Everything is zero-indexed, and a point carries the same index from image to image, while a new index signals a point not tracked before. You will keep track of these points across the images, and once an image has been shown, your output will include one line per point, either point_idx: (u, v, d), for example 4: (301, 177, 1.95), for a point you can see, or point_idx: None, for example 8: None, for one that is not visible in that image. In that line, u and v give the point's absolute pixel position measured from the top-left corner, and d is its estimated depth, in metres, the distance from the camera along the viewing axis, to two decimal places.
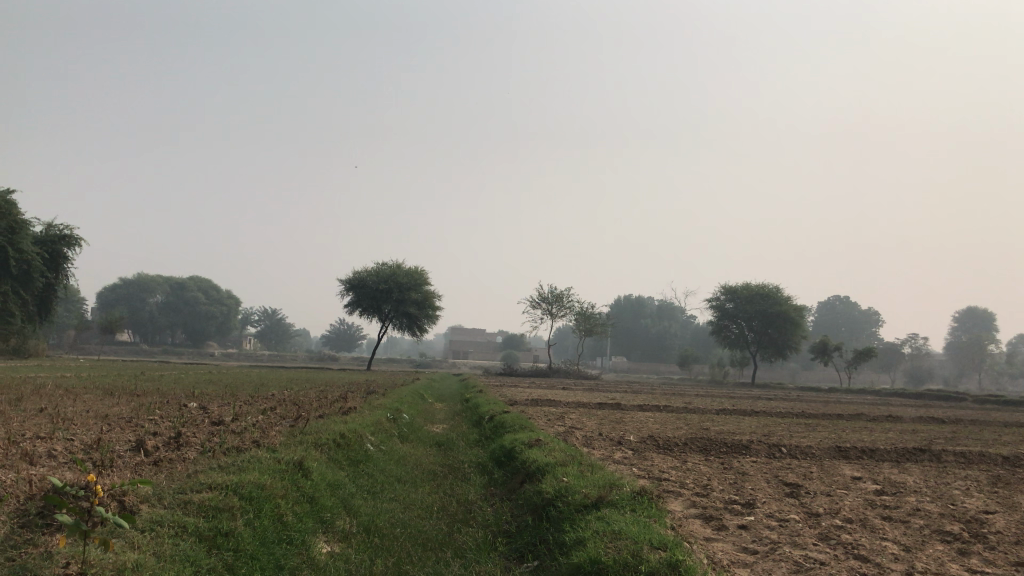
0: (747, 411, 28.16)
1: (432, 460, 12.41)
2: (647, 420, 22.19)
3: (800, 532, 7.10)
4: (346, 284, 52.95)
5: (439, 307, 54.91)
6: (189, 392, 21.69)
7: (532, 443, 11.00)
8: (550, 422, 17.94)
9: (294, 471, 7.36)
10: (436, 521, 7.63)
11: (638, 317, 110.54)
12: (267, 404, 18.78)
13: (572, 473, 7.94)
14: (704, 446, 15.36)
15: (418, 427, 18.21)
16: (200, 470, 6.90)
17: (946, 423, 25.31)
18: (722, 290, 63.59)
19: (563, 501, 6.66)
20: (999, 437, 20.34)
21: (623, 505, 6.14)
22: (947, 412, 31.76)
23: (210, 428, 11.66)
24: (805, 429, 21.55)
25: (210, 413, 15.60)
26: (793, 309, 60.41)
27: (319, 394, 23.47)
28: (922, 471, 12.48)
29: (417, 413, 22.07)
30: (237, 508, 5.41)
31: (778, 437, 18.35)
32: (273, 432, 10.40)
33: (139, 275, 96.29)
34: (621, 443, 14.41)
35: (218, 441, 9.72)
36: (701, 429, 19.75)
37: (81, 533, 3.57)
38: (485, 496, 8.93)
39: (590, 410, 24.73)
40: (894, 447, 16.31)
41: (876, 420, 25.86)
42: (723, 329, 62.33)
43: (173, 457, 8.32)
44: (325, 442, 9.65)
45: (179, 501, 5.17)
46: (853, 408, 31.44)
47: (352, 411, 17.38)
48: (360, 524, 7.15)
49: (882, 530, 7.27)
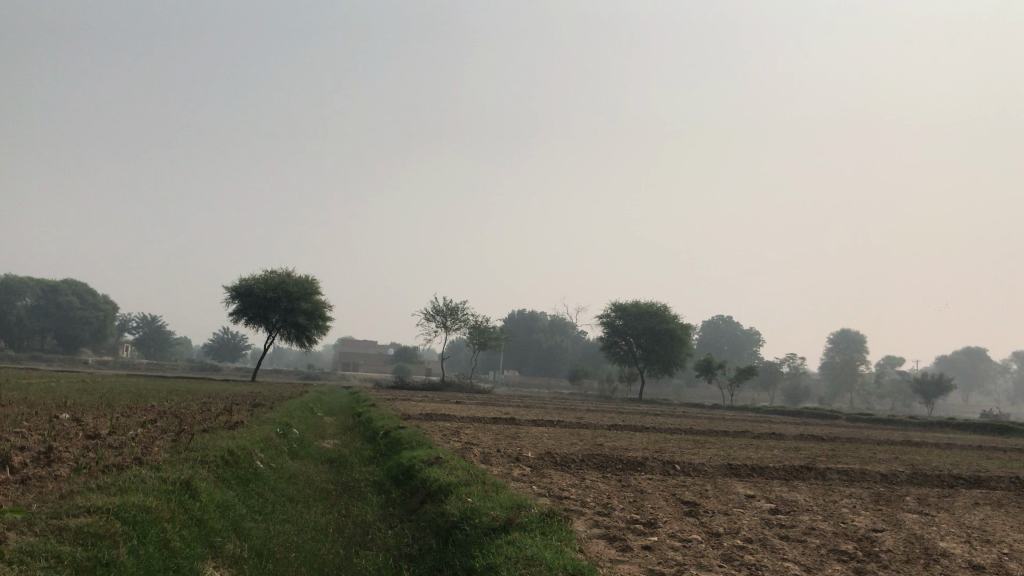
0: (637, 427, 28.54)
1: (324, 478, 11.92)
2: (542, 435, 22.20)
3: (704, 553, 7.10)
4: (231, 291, 51.08)
5: (329, 318, 53.80)
6: (60, 403, 20.34)
7: (432, 460, 10.70)
8: (447, 437, 17.68)
9: (181, 491, 6.88)
10: (332, 544, 7.26)
11: (530, 332, 111.25)
12: (147, 417, 17.78)
13: (477, 493, 7.72)
14: (599, 463, 15.42)
15: (309, 443, 17.65)
16: (77, 491, 6.36)
17: (824, 441, 26.32)
18: (612, 308, 64.67)
19: (469, 524, 6.44)
20: (875, 455, 21.23)
21: (534, 528, 5.98)
22: (824, 430, 33.10)
23: (84, 443, 10.90)
24: (695, 445, 21.96)
25: (85, 426, 14.62)
26: (679, 327, 61.96)
27: (202, 407, 22.46)
28: (810, 488, 12.86)
29: (308, 427, 21.39)
30: (120, 535, 4.95)
31: (669, 453, 18.63)
32: (156, 448, 9.77)
33: (6, 277, 90.36)
34: (518, 460, 14.27)
35: (93, 457, 9.06)
36: (595, 445, 19.88)
37: None
38: (383, 516, 8.61)
39: (484, 425, 24.55)
40: (781, 464, 16.80)
41: (759, 437, 26.67)
42: (613, 345, 63.36)
43: (44, 474, 7.67)
44: (213, 459, 9.11)
45: (54, 527, 4.69)
46: (738, 426, 32.34)
47: (238, 425, 16.70)
48: (251, 548, 6.73)
49: (781, 551, 7.36)
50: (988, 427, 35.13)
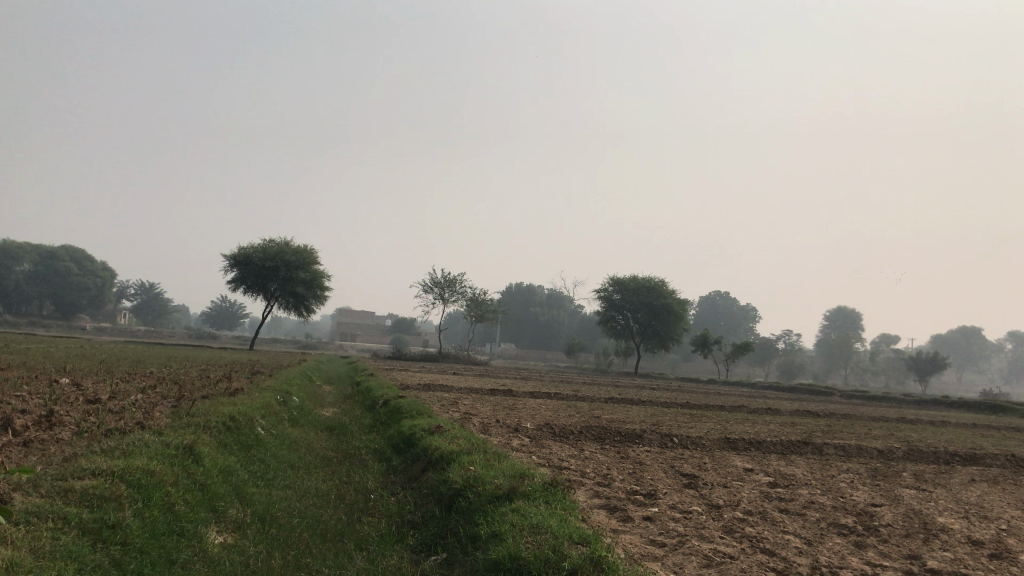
0: (633, 400, 28.67)
1: (325, 445, 11.92)
2: (540, 407, 22.27)
3: (704, 524, 7.13)
4: (230, 259, 50.92)
5: (327, 288, 53.82)
6: (60, 367, 20.41)
7: (433, 429, 10.73)
8: (445, 407, 17.77)
9: (184, 456, 6.87)
10: (334, 511, 7.27)
11: (527, 305, 111.26)
12: (146, 383, 17.85)
13: (479, 462, 7.74)
14: (598, 435, 15.47)
15: (308, 410, 17.69)
16: (80, 454, 6.33)
17: (820, 417, 26.39)
18: (610, 282, 64.62)
19: (473, 491, 6.45)
20: (871, 431, 21.34)
21: (538, 497, 5.98)
22: (820, 406, 33.17)
23: (86, 407, 10.94)
24: (692, 419, 22.02)
25: (85, 390, 14.69)
26: (677, 302, 61.94)
27: (201, 374, 22.49)
28: (808, 463, 12.93)
29: (306, 395, 21.49)
30: (125, 498, 4.94)
31: (667, 427, 18.67)
32: (157, 413, 9.76)
33: (4, 242, 89.94)
34: (518, 431, 14.29)
35: (95, 421, 9.09)
36: (592, 417, 19.96)
37: None
38: (383, 484, 8.64)
39: (481, 396, 24.65)
40: (779, 439, 16.86)
41: (756, 412, 26.73)
42: (610, 320, 63.41)
43: (46, 438, 7.67)
44: (215, 425, 9.10)
45: (59, 489, 4.68)
46: (733, 400, 32.53)
47: (239, 392, 16.70)
48: (254, 513, 6.75)
49: (782, 523, 7.39)
50: (982, 406, 35.32)
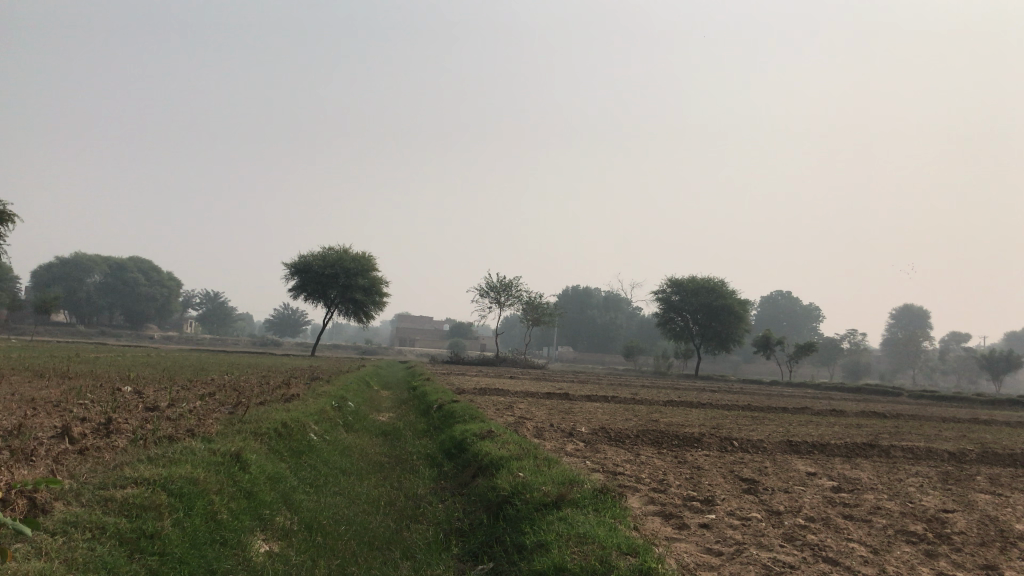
0: (693, 402, 28.14)
1: (377, 452, 11.86)
2: (597, 410, 22.01)
3: (765, 532, 6.84)
4: (291, 268, 51.69)
5: (386, 294, 54.24)
6: (125, 375, 20.80)
7: (484, 434, 10.57)
8: (500, 412, 17.60)
9: (231, 463, 6.84)
10: (383, 518, 7.18)
11: (584, 308, 110.67)
12: (205, 390, 18.08)
13: (529, 467, 7.55)
14: (655, 439, 15.16)
15: (364, 416, 17.74)
16: (127, 463, 6.34)
17: (887, 418, 25.56)
18: (668, 283, 63.79)
19: (520, 498, 6.28)
20: (942, 432, 20.54)
21: (586, 505, 5.77)
22: (887, 407, 32.21)
23: (143, 414, 11.09)
24: (753, 422, 21.47)
25: (145, 398, 14.94)
26: (738, 302, 60.83)
27: (261, 380, 22.76)
28: (875, 466, 12.43)
29: (363, 400, 21.59)
30: (165, 507, 4.89)
31: (726, 429, 18.23)
32: (210, 421, 9.82)
33: (76, 254, 92.71)
34: (572, 435, 14.06)
35: (150, 429, 9.16)
36: (650, 421, 19.59)
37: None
38: (434, 490, 8.53)
39: (537, 399, 24.48)
40: (844, 442, 16.29)
41: (820, 413, 26.05)
42: (668, 321, 62.69)
43: (100, 446, 7.74)
44: (266, 432, 9.10)
45: (99, 498, 4.64)
46: (797, 402, 31.70)
47: (295, 398, 16.84)
48: (302, 520, 6.68)
49: (846, 530, 7.06)
50: None
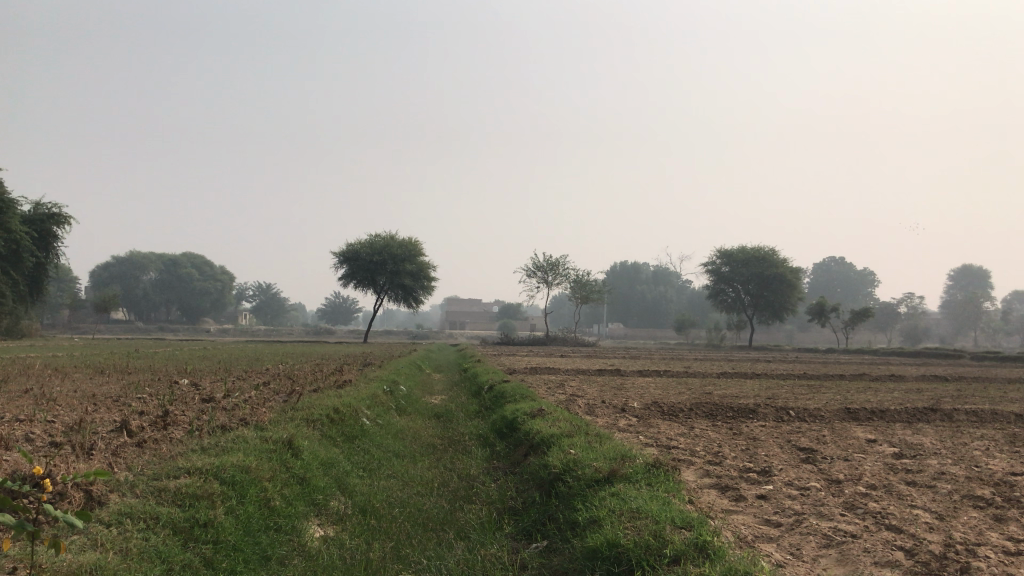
0: (747, 373, 27.86)
1: (431, 434, 11.92)
2: (649, 385, 21.87)
3: (824, 501, 6.68)
4: (339, 257, 52.22)
5: (434, 278, 54.52)
6: (183, 369, 21.25)
7: (535, 413, 10.52)
8: (551, 390, 17.58)
9: (283, 450, 6.90)
10: (436, 498, 7.18)
11: (633, 283, 109.96)
12: (260, 380, 18.38)
13: (580, 444, 7.49)
14: (709, 412, 14.95)
15: (416, 399, 17.86)
16: (183, 452, 6.43)
17: (950, 381, 24.95)
18: (718, 254, 62.94)
19: (572, 476, 6.21)
20: (1005, 394, 20.02)
21: (640, 480, 5.67)
22: (949, 370, 31.45)
23: (200, 406, 11.30)
24: (810, 391, 21.10)
25: (201, 389, 15.25)
26: (789, 271, 59.87)
27: (313, 368, 23.09)
28: (937, 431, 12.09)
29: (415, 384, 21.75)
30: (218, 495, 4.94)
31: (782, 399, 17.94)
32: (264, 409, 9.95)
33: (131, 253, 94.91)
34: (625, 411, 13.94)
35: (206, 419, 9.33)
36: (703, 393, 19.39)
37: (30, 529, 2.95)
38: (488, 470, 8.51)
39: (590, 377, 24.44)
40: (905, 407, 15.92)
41: (879, 379, 25.58)
42: (719, 293, 61.96)
43: (158, 438, 7.87)
44: (318, 418, 9.17)
45: (152, 489, 4.70)
46: (855, 369, 31.16)
47: (348, 384, 17.04)
48: (356, 504, 6.72)
49: (910, 497, 6.84)
50: None
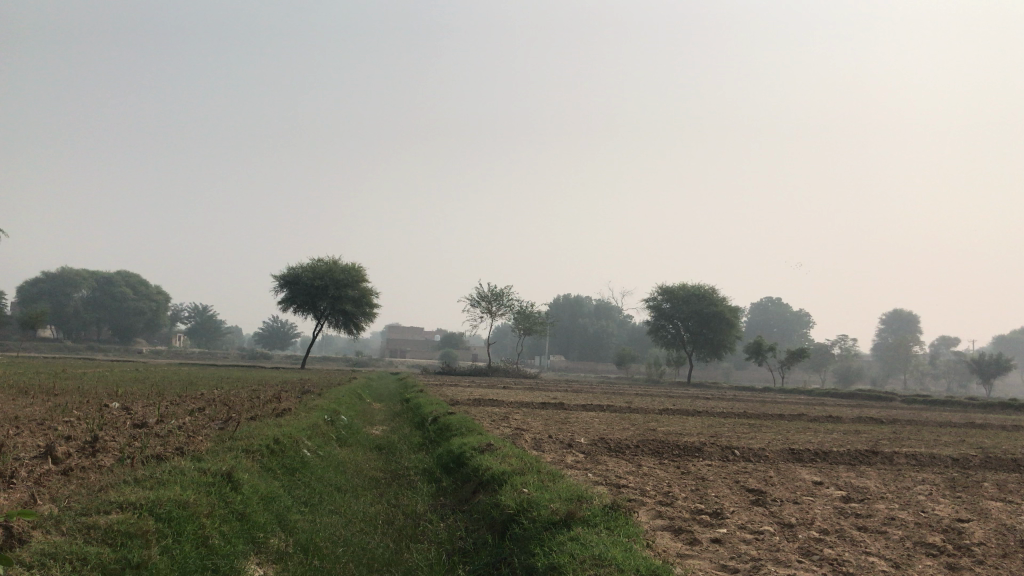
0: (689, 410, 27.95)
1: (373, 467, 11.57)
2: (592, 420, 21.75)
3: (780, 547, 6.56)
4: (279, 279, 51.30)
5: (377, 305, 53.88)
6: (112, 392, 20.37)
7: (483, 448, 10.26)
8: (495, 423, 17.32)
9: (223, 483, 6.54)
10: (381, 537, 6.90)
11: (575, 316, 110.47)
12: (195, 405, 17.72)
13: (533, 483, 7.29)
14: (655, 449, 14.88)
15: (357, 429, 17.41)
16: (112, 484, 6.03)
17: (886, 424, 25.32)
18: (659, 291, 63.63)
19: (526, 518, 5.99)
20: (940, 437, 20.44)
21: (599, 523, 5.50)
22: (883, 412, 31.94)
23: (131, 431, 10.80)
24: (751, 430, 21.16)
25: (133, 414, 14.59)
26: (728, 309, 60.79)
27: (251, 394, 22.37)
28: (880, 474, 12.18)
29: (356, 413, 21.27)
30: (153, 533, 4.60)
31: (725, 438, 17.99)
32: (201, 437, 9.51)
33: (62, 269, 91.85)
34: (571, 446, 13.77)
35: (138, 447, 8.86)
36: (647, 429, 19.37)
37: None
38: (433, 506, 8.23)
39: (532, 410, 24.18)
40: (847, 449, 16.05)
41: (816, 420, 25.90)
42: (660, 329, 62.44)
43: (86, 466, 7.43)
44: (258, 448, 8.80)
45: (81, 526, 4.33)
46: (792, 409, 31.53)
47: (287, 412, 16.53)
48: (297, 543, 6.37)
49: (864, 544, 6.81)
50: None
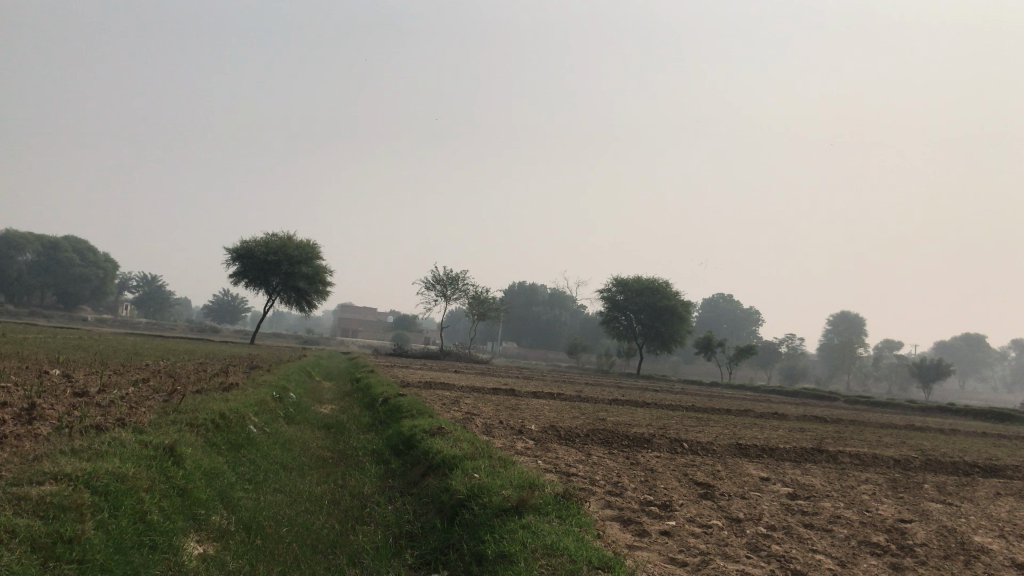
0: (638, 402, 28.08)
1: (320, 446, 11.37)
2: (543, 408, 21.76)
3: (728, 541, 6.57)
4: (232, 253, 50.37)
5: (330, 282, 53.42)
6: (53, 359, 19.82)
7: (434, 430, 10.14)
8: (446, 407, 17.19)
9: (164, 458, 6.32)
10: (327, 518, 6.75)
11: (529, 304, 110.67)
12: (139, 376, 17.33)
13: (483, 469, 7.20)
14: (605, 438, 14.94)
15: (305, 407, 17.15)
16: (48, 455, 5.76)
17: (829, 422, 25.76)
18: (613, 282, 63.95)
19: (477, 503, 5.90)
20: (883, 438, 20.81)
21: (550, 512, 5.44)
22: (826, 411, 32.43)
23: (72, 400, 10.48)
24: (700, 424, 21.36)
25: (74, 382, 14.17)
26: (681, 304, 61.28)
27: (198, 367, 21.97)
28: (824, 472, 12.36)
29: (304, 391, 20.98)
30: (88, 507, 4.39)
31: (674, 430, 18.14)
32: (143, 409, 9.21)
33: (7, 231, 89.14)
34: (521, 433, 13.74)
35: (78, 416, 8.58)
36: (598, 419, 19.41)
37: None
38: (381, 489, 8.11)
39: (483, 395, 24.09)
40: (793, 446, 16.21)
41: (763, 416, 26.23)
42: (613, 320, 62.79)
43: (21, 434, 7.14)
44: (203, 423, 8.57)
45: (12, 497, 4.11)
46: (740, 405, 31.89)
47: (234, 387, 16.22)
48: (240, 521, 6.20)
49: (810, 540, 6.85)
50: (986, 414, 34.68)
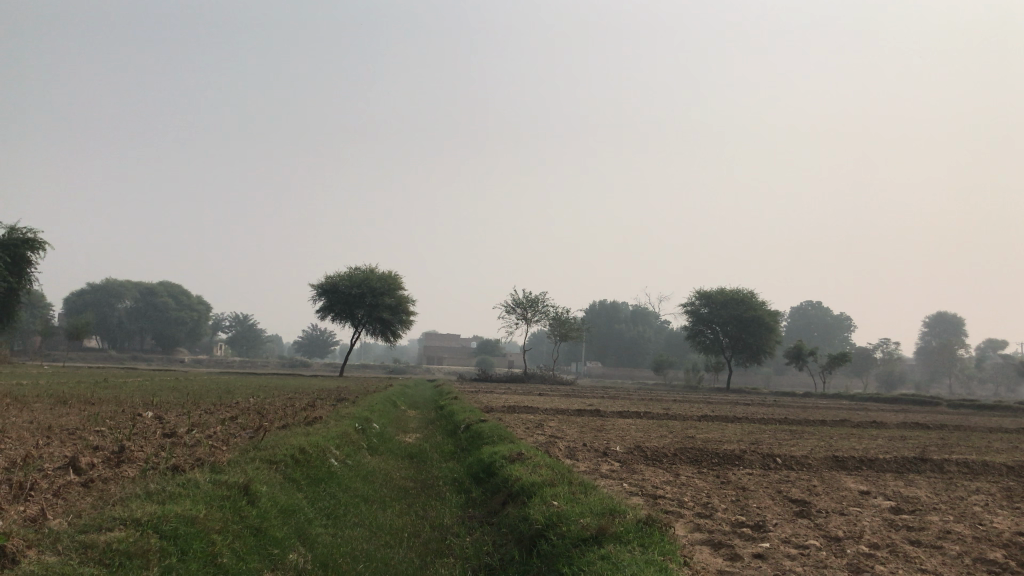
0: (728, 417, 27.33)
1: (402, 476, 11.28)
2: (629, 427, 21.30)
3: (827, 563, 6.15)
4: (318, 289, 51.49)
5: (413, 312, 53.94)
6: (148, 401, 20.34)
7: (514, 457, 9.94)
8: (529, 431, 16.94)
9: (239, 497, 6.29)
10: (406, 551, 6.62)
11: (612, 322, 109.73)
12: (228, 413, 17.64)
13: (563, 495, 6.94)
14: (693, 457, 14.45)
15: (389, 437, 17.16)
16: (126, 498, 5.81)
17: (932, 429, 24.45)
18: (696, 295, 62.84)
19: (555, 533, 5.66)
20: (991, 444, 19.65)
21: (631, 540, 5.15)
22: (929, 418, 30.93)
23: (160, 441, 10.68)
24: (794, 437, 20.58)
25: (165, 423, 14.47)
26: (767, 314, 59.71)
27: (285, 402, 22.27)
28: (930, 483, 11.63)
29: (389, 421, 21.02)
30: (155, 552, 4.36)
31: (766, 445, 17.46)
32: (225, 447, 9.31)
33: (108, 280, 93.30)
34: (606, 455, 13.43)
35: (162, 456, 8.72)
36: (686, 437, 18.87)
37: None
38: (462, 519, 7.94)
39: (567, 417, 23.77)
40: (893, 456, 15.38)
41: (861, 426, 25.11)
42: (698, 334, 61.55)
43: (107, 477, 7.26)
44: (281, 459, 8.57)
45: (78, 545, 4.09)
46: (835, 415, 30.72)
47: (318, 420, 16.32)
48: (316, 557, 6.11)
49: (918, 559, 6.37)
50: None
